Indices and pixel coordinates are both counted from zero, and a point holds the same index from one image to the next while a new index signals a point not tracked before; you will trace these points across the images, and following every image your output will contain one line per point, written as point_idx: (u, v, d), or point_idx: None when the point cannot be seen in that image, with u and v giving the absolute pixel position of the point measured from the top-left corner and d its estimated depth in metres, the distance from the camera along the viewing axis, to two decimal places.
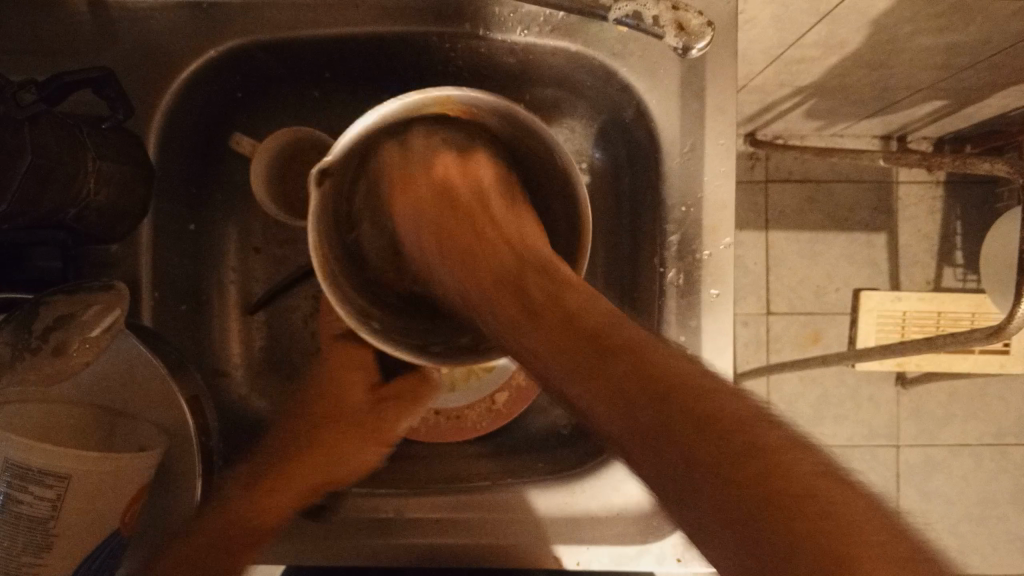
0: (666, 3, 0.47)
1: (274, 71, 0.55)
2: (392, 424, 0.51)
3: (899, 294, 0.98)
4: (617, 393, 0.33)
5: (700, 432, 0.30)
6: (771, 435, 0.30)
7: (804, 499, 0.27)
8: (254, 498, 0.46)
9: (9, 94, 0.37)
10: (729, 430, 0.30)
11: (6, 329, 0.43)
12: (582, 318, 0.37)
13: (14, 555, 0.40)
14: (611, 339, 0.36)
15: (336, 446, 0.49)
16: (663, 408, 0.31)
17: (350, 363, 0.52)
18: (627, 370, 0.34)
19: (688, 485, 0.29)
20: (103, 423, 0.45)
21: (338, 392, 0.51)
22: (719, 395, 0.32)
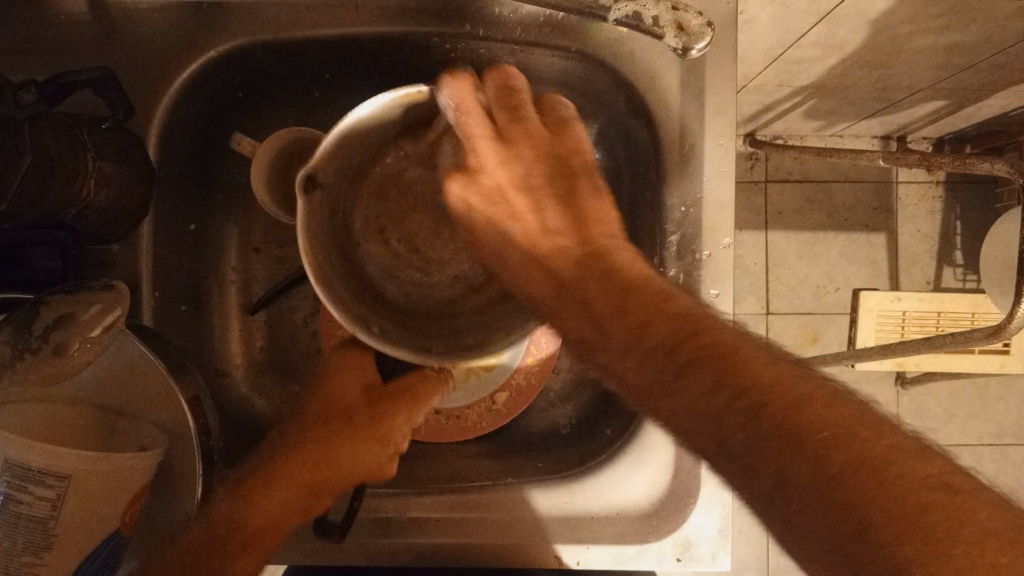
0: (666, 4, 0.47)
1: (274, 71, 0.55)
2: (391, 423, 0.50)
3: (898, 294, 0.96)
4: (704, 413, 0.31)
5: (792, 450, 0.28)
6: (862, 429, 0.28)
7: (882, 486, 0.26)
8: (242, 501, 0.45)
9: (9, 94, 0.37)
10: (813, 423, 0.29)
11: (4, 329, 0.42)
12: (646, 304, 0.37)
13: (14, 556, 0.40)
14: (689, 348, 0.34)
15: (332, 449, 0.48)
16: (748, 399, 0.30)
17: (350, 365, 0.52)
18: (712, 380, 0.32)
19: (800, 513, 0.28)
20: (104, 423, 0.46)
21: (334, 392, 0.50)
22: (800, 405, 0.30)
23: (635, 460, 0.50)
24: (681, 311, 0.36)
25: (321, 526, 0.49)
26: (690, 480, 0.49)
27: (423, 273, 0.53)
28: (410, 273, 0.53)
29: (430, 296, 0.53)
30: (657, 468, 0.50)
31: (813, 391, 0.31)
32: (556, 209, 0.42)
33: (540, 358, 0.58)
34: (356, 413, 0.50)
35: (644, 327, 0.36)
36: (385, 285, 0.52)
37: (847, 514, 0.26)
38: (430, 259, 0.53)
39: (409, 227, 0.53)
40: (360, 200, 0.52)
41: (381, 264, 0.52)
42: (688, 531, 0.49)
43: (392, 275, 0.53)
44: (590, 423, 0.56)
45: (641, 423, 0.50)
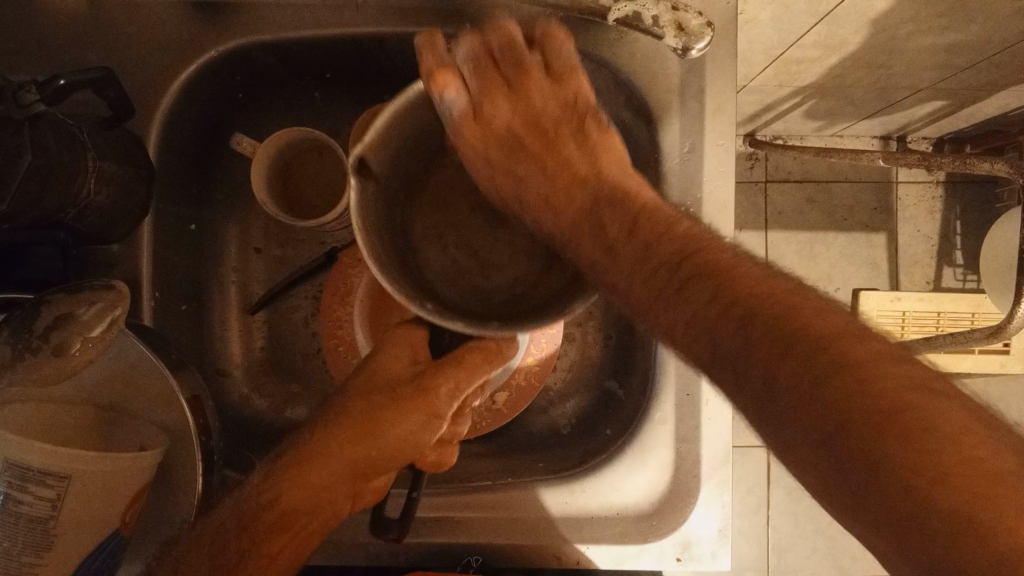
0: (666, 4, 0.47)
1: (275, 71, 0.55)
2: (436, 392, 0.47)
3: (899, 293, 0.96)
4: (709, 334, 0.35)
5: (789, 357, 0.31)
6: (855, 343, 0.30)
7: (939, 465, 0.26)
8: (271, 481, 0.45)
9: (10, 93, 0.38)
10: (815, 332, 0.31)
11: (4, 330, 0.42)
12: (655, 226, 0.40)
13: (14, 556, 0.40)
14: (724, 282, 0.35)
15: (379, 420, 0.46)
16: (766, 348, 0.31)
17: (402, 340, 0.50)
18: (729, 305, 0.34)
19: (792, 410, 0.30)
20: (106, 423, 0.46)
21: (379, 364, 0.48)
22: (804, 314, 0.32)
23: (635, 460, 0.50)
24: (683, 232, 0.39)
25: (380, 524, 0.48)
26: (690, 480, 0.49)
27: (481, 276, 0.48)
28: (467, 278, 0.48)
29: (489, 295, 0.47)
30: (658, 468, 0.50)
31: (831, 319, 0.32)
32: (570, 144, 0.46)
33: (540, 358, 0.58)
34: (398, 386, 0.47)
35: (646, 251, 0.39)
36: (445, 288, 0.47)
37: (864, 466, 0.27)
38: (488, 266, 0.49)
39: (459, 234, 0.50)
40: (421, 208, 0.50)
41: (439, 270, 0.48)
42: (688, 531, 0.49)
43: (448, 280, 0.48)
44: (591, 423, 0.56)
45: (639, 422, 0.51)
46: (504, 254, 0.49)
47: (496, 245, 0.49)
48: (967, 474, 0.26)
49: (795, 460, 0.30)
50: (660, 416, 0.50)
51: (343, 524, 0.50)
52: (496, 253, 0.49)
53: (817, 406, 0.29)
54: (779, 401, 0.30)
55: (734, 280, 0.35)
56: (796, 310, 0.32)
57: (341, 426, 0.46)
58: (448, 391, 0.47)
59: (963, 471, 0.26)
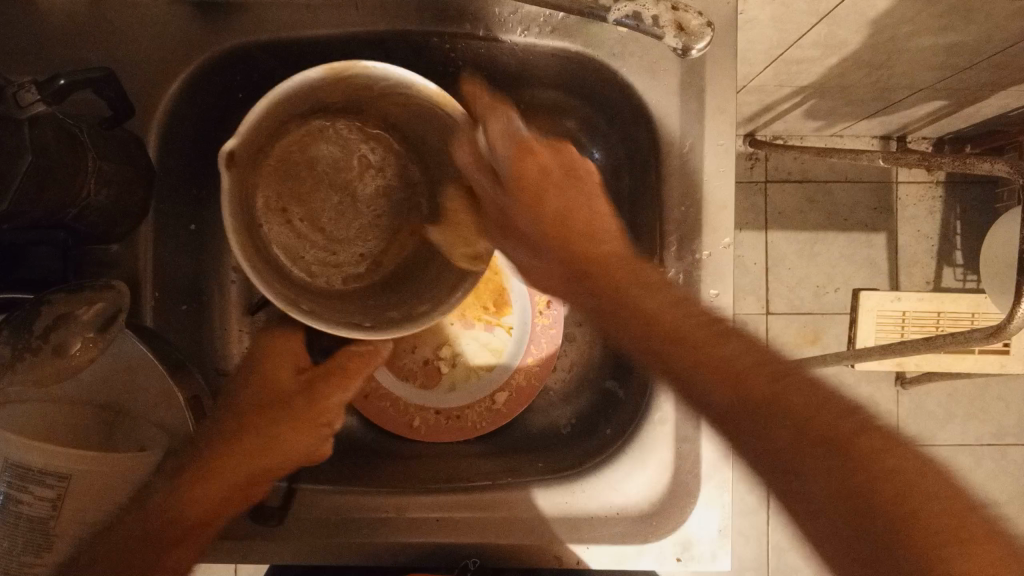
0: (666, 4, 0.47)
1: (275, 72, 0.55)
2: (330, 408, 0.49)
3: (898, 294, 0.97)
4: (714, 380, 0.37)
5: (771, 415, 0.36)
6: (801, 392, 0.37)
7: (927, 524, 0.32)
8: (180, 489, 0.44)
9: (11, 93, 0.38)
10: (788, 394, 0.36)
11: (3, 330, 0.42)
12: (614, 275, 0.43)
13: (14, 556, 0.41)
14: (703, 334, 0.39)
15: (269, 438, 0.47)
16: (748, 405, 0.36)
17: (280, 352, 0.50)
18: (717, 360, 0.38)
19: (786, 465, 0.35)
20: (105, 423, 0.46)
21: (269, 373, 0.49)
22: (765, 367, 0.38)
23: (635, 460, 0.50)
24: (658, 280, 0.43)
25: (258, 514, 0.49)
26: (690, 480, 0.49)
27: (329, 255, 0.53)
28: (314, 255, 0.53)
29: (338, 274, 0.53)
30: (657, 468, 0.50)
31: (798, 379, 0.37)
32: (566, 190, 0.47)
33: (540, 358, 0.58)
34: (293, 398, 0.49)
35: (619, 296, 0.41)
36: (289, 266, 0.51)
37: (868, 512, 0.33)
38: (335, 238, 0.53)
39: (325, 214, 0.52)
40: (264, 180, 0.49)
41: (284, 246, 0.51)
42: (688, 531, 0.49)
43: (301, 263, 0.51)
44: (590, 423, 0.56)
45: (639, 424, 0.51)
46: (345, 226, 0.53)
47: (339, 214, 0.53)
48: (918, 516, 0.32)
49: (792, 511, 0.35)
50: (660, 416, 0.50)
51: (343, 525, 0.50)
52: (355, 224, 0.54)
53: (804, 459, 0.35)
54: (769, 452, 0.35)
55: (705, 326, 0.40)
56: (778, 386, 0.37)
57: (233, 450, 0.46)
58: (325, 406, 0.49)
59: (917, 516, 0.32)
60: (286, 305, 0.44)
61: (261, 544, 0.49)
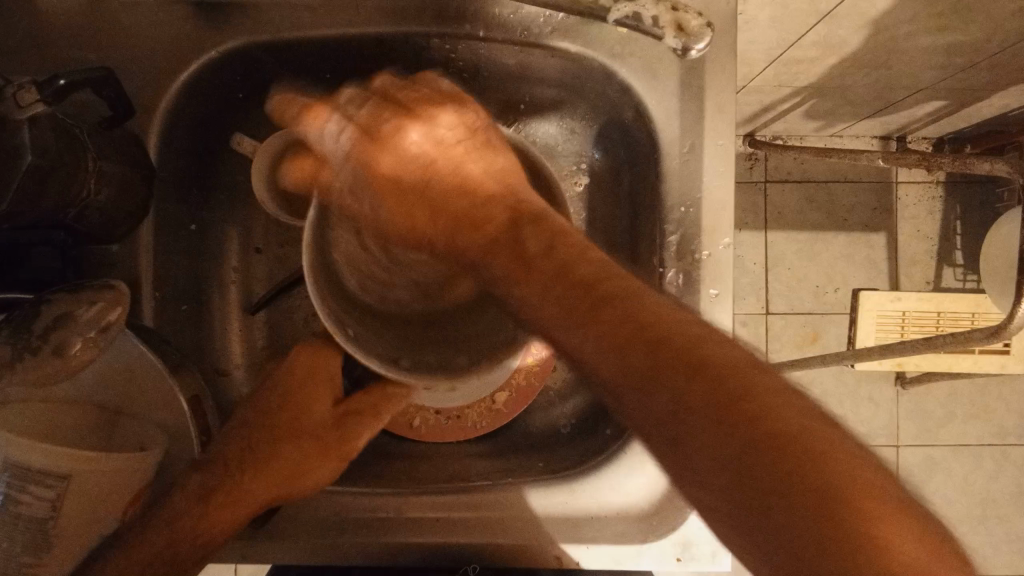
0: (666, 5, 0.49)
1: (274, 74, 0.55)
2: (355, 442, 0.47)
3: (898, 294, 0.97)
4: (608, 337, 0.33)
5: (682, 376, 0.31)
6: (715, 359, 0.32)
7: (836, 508, 0.28)
8: (202, 510, 0.43)
9: (10, 94, 0.37)
10: (704, 360, 0.31)
11: (4, 330, 0.42)
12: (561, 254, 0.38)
13: (13, 556, 0.41)
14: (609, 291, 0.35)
15: (296, 467, 0.45)
16: (665, 374, 0.31)
17: (315, 371, 0.48)
18: (614, 315, 0.34)
19: (693, 436, 0.30)
20: (104, 422, 0.46)
21: (299, 399, 0.47)
22: (675, 329, 0.33)
23: (634, 461, 0.50)
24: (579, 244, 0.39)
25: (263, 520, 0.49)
26: None
27: (388, 276, 0.52)
28: (370, 271, 0.51)
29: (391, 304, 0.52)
30: (656, 469, 0.50)
31: (721, 350, 0.32)
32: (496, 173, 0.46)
33: (540, 358, 0.58)
34: (324, 432, 0.46)
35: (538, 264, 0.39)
36: (346, 275, 0.50)
37: (760, 491, 0.28)
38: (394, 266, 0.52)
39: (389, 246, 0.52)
40: (342, 194, 0.49)
41: (344, 253, 0.50)
42: (687, 531, 0.49)
43: (362, 277, 0.51)
44: (589, 423, 0.56)
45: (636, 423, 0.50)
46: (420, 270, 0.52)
47: (406, 262, 0.51)
48: (851, 518, 0.27)
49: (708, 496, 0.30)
50: None
51: (344, 525, 0.50)
52: (424, 263, 0.50)
53: (710, 435, 0.29)
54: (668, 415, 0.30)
55: (615, 288, 0.36)
56: (697, 354, 0.32)
57: (261, 472, 0.44)
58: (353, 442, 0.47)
59: (847, 516, 0.27)
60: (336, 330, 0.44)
61: (260, 544, 0.49)
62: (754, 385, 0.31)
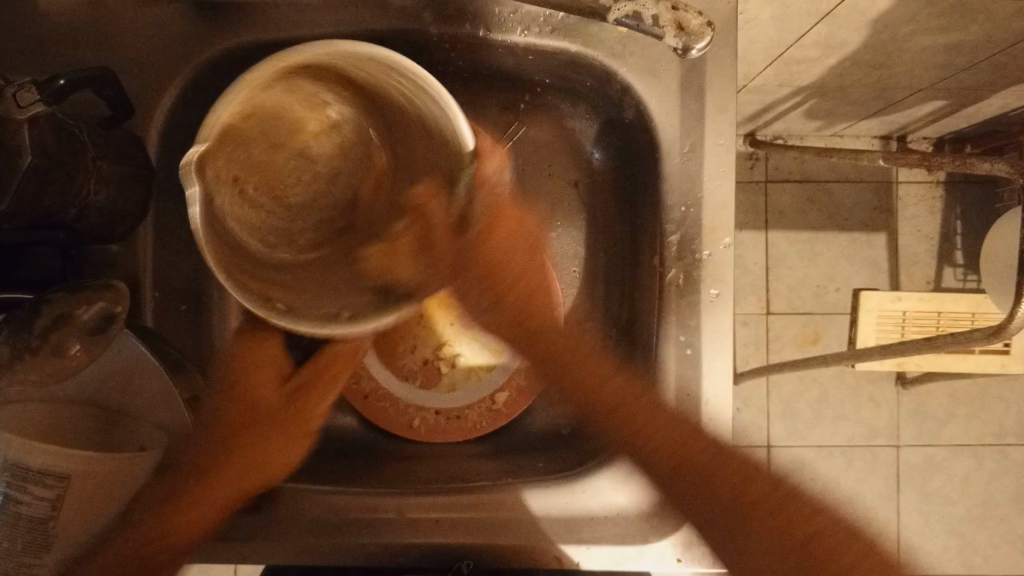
0: (666, 4, 0.47)
1: None
2: (312, 413, 0.49)
3: (898, 294, 0.97)
4: (664, 467, 0.47)
5: (753, 518, 0.44)
6: (694, 453, 0.46)
7: (808, 538, 0.43)
8: (162, 515, 0.42)
9: (10, 93, 0.37)
10: (687, 458, 0.46)
11: (3, 329, 0.42)
12: (586, 377, 0.49)
13: (14, 556, 0.41)
14: (691, 466, 0.46)
15: (259, 450, 0.46)
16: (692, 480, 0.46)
17: (261, 356, 0.49)
18: (679, 461, 0.46)
19: (720, 516, 0.45)
20: (105, 423, 0.46)
21: (247, 388, 0.47)
22: (694, 458, 0.46)
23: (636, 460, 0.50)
24: (605, 375, 0.49)
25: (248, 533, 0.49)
26: None
27: (288, 222, 0.51)
28: (269, 223, 0.50)
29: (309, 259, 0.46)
30: None
31: (678, 426, 0.47)
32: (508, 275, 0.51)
33: None
34: (271, 414, 0.47)
35: (610, 409, 0.48)
36: (245, 237, 0.48)
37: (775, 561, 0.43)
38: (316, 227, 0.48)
39: (283, 178, 0.51)
40: (236, 145, 0.45)
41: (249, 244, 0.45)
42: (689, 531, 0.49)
43: (252, 231, 0.49)
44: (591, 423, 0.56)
45: None
46: (309, 195, 0.52)
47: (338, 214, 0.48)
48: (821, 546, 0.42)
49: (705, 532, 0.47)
50: None
51: (343, 524, 0.50)
52: (317, 187, 0.52)
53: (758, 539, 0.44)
54: (725, 512, 0.45)
55: (696, 467, 0.45)
56: (698, 449, 0.46)
57: (220, 470, 0.45)
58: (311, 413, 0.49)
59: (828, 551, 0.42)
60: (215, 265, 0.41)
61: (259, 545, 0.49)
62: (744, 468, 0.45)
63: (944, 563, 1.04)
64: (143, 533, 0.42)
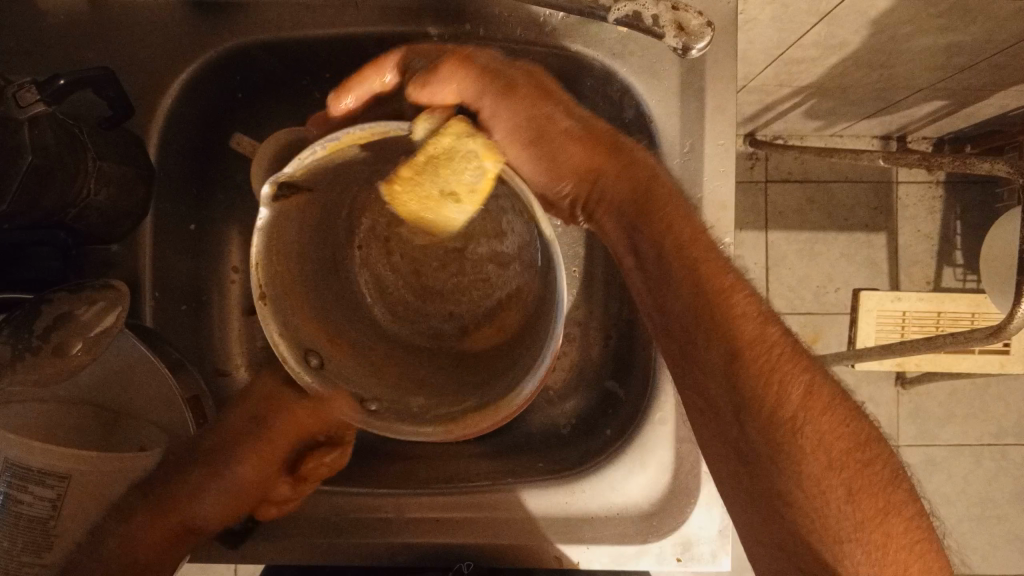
0: (666, 4, 0.47)
1: (274, 72, 0.55)
2: (274, 485, 0.47)
3: (899, 294, 0.97)
4: (725, 350, 0.40)
5: (770, 393, 0.39)
6: (758, 332, 0.41)
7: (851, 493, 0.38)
8: (139, 528, 0.44)
9: (10, 93, 0.37)
10: (743, 336, 0.40)
11: (3, 330, 0.42)
12: (671, 243, 0.44)
13: (13, 556, 0.41)
14: (744, 343, 0.40)
15: (221, 492, 0.46)
16: (743, 366, 0.40)
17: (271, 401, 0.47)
18: (719, 344, 0.40)
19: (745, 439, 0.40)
20: (106, 422, 0.46)
21: (235, 433, 0.46)
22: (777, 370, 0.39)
23: (635, 461, 0.50)
24: (702, 247, 0.43)
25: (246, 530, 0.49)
26: (691, 480, 0.49)
27: (422, 304, 0.57)
28: (404, 296, 0.57)
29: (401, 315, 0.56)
30: (658, 469, 0.50)
31: (754, 317, 0.41)
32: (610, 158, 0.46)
33: None
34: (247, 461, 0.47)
35: (671, 265, 0.43)
36: (374, 302, 0.56)
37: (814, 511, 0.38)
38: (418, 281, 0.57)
39: (426, 267, 0.57)
40: (374, 211, 0.54)
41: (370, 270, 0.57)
42: (688, 531, 0.49)
43: (378, 287, 0.57)
44: (590, 423, 0.56)
45: (638, 427, 0.50)
46: (445, 284, 0.57)
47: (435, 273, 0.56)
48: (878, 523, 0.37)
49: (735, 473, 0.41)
50: (660, 416, 0.50)
51: (343, 524, 0.50)
52: (455, 280, 0.56)
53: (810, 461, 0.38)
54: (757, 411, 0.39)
55: (753, 351, 0.40)
56: (767, 352, 0.40)
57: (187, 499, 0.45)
58: (263, 471, 0.47)
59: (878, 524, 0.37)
60: (257, 295, 0.41)
61: (260, 545, 0.49)
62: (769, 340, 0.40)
63: None
64: (130, 542, 0.43)
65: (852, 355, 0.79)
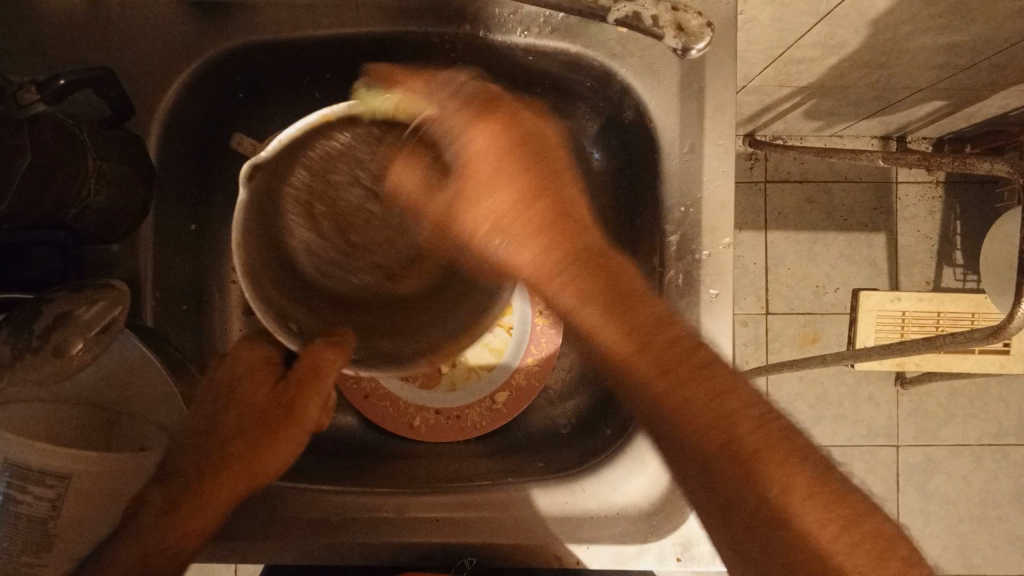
0: (666, 4, 0.47)
1: (274, 72, 0.55)
2: (304, 417, 0.45)
3: (898, 294, 0.97)
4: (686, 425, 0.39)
5: (748, 477, 0.38)
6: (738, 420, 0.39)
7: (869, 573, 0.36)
8: (172, 526, 0.42)
9: (10, 93, 0.37)
10: (707, 420, 0.39)
11: (3, 330, 0.42)
12: (642, 324, 0.41)
13: (14, 556, 0.41)
14: (712, 428, 0.39)
15: (251, 457, 0.44)
16: (726, 458, 0.38)
17: (253, 367, 0.46)
18: (697, 422, 0.39)
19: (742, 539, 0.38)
20: (107, 423, 0.46)
21: (245, 402, 0.44)
22: (766, 460, 0.38)
23: (635, 460, 0.50)
24: (660, 320, 0.42)
25: (244, 532, 0.49)
26: None
27: (347, 260, 0.52)
28: (333, 257, 0.51)
29: (348, 275, 0.51)
30: (658, 468, 0.50)
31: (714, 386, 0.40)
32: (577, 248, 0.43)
33: (540, 359, 0.59)
34: (268, 421, 0.44)
35: (642, 342, 0.41)
36: (306, 266, 0.50)
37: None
38: (355, 243, 0.52)
39: (352, 219, 0.51)
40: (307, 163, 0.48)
41: (299, 234, 0.50)
42: (688, 531, 0.49)
43: (307, 247, 0.50)
44: (590, 422, 0.56)
45: (635, 426, 0.50)
46: (376, 240, 0.52)
47: (373, 230, 0.51)
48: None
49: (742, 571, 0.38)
50: None
51: (343, 524, 0.50)
52: (386, 237, 0.52)
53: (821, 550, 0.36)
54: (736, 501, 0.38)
55: (725, 429, 0.39)
56: (748, 441, 0.38)
57: (221, 480, 0.43)
58: (304, 416, 0.45)
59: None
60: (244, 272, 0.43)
61: (260, 544, 0.49)
62: (739, 425, 0.39)
63: (944, 563, 1.04)
64: (153, 540, 0.41)
65: (851, 355, 0.79)
